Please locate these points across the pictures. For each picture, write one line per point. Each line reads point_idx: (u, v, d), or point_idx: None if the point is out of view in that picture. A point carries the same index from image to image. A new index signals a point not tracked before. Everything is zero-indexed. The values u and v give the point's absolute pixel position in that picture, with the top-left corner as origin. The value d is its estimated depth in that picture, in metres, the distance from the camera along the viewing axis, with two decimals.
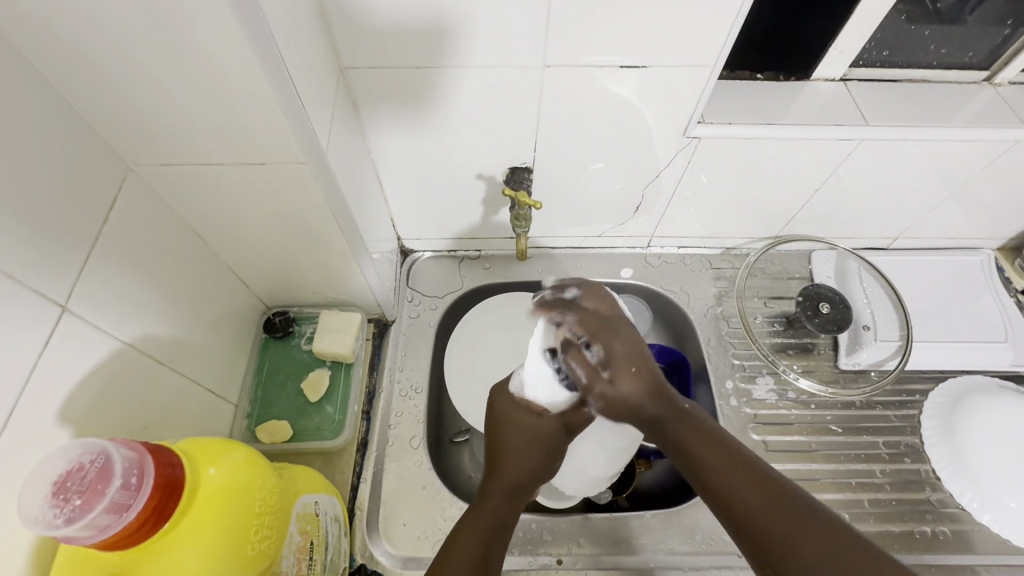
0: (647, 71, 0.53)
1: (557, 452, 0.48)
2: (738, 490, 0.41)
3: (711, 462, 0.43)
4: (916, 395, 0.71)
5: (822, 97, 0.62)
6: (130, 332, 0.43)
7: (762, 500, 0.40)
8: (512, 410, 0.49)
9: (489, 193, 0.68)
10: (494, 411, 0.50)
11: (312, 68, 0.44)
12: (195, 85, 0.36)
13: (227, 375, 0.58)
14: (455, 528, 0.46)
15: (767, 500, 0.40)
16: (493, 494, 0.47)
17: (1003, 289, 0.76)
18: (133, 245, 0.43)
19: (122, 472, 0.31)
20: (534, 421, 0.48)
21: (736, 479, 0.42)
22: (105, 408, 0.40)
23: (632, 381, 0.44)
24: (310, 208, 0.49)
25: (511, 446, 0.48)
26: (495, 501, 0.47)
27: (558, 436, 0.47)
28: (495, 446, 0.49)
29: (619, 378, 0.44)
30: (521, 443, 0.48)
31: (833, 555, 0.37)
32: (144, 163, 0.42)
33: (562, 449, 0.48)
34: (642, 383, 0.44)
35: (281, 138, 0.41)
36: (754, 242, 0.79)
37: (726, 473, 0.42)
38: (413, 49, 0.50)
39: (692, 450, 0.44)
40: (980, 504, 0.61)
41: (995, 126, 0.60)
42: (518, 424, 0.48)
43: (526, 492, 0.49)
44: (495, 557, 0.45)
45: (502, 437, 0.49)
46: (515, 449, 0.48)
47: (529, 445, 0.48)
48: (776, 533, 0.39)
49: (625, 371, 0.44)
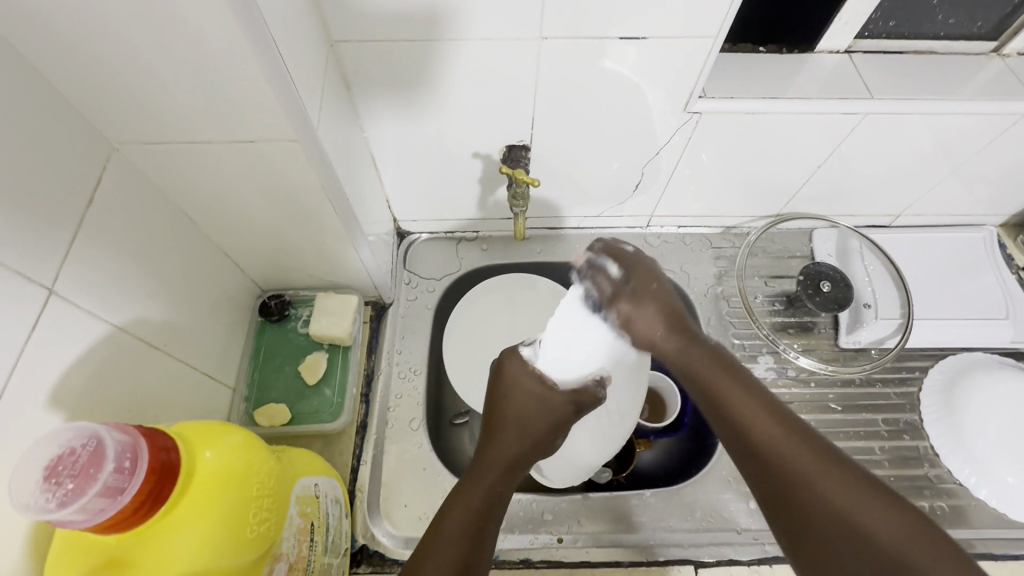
0: (649, 43, 0.51)
1: (561, 428, 0.47)
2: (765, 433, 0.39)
3: (746, 416, 0.40)
4: (916, 372, 0.70)
5: (826, 70, 0.61)
6: (121, 315, 0.42)
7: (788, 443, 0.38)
8: (521, 377, 0.48)
9: (485, 172, 0.67)
10: (498, 377, 0.49)
11: (301, 41, 0.42)
12: (176, 55, 0.35)
13: (224, 359, 0.58)
14: (447, 503, 0.42)
15: (797, 446, 0.38)
16: (489, 463, 0.45)
17: (1006, 266, 0.75)
18: (121, 224, 0.42)
19: (114, 456, 0.30)
20: (541, 393, 0.47)
21: (773, 437, 0.38)
22: (98, 394, 0.39)
23: (646, 323, 0.46)
24: (301, 187, 0.47)
25: (513, 415, 0.47)
26: (492, 470, 0.44)
27: (565, 411, 0.47)
28: (496, 415, 0.48)
29: (632, 325, 0.46)
30: (525, 410, 0.47)
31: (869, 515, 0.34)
32: (128, 141, 0.41)
33: (568, 426, 0.48)
34: (658, 317, 0.46)
35: (269, 115, 0.39)
36: (756, 221, 0.78)
37: (755, 423, 0.39)
38: (406, 23, 0.48)
39: (722, 397, 0.42)
40: (978, 479, 0.61)
41: (1003, 98, 0.58)
42: (524, 393, 0.47)
43: (522, 468, 0.46)
44: (492, 524, 0.42)
45: (506, 404, 0.47)
46: (518, 416, 0.46)
47: (533, 415, 0.47)
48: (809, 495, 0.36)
49: (646, 301, 0.46)
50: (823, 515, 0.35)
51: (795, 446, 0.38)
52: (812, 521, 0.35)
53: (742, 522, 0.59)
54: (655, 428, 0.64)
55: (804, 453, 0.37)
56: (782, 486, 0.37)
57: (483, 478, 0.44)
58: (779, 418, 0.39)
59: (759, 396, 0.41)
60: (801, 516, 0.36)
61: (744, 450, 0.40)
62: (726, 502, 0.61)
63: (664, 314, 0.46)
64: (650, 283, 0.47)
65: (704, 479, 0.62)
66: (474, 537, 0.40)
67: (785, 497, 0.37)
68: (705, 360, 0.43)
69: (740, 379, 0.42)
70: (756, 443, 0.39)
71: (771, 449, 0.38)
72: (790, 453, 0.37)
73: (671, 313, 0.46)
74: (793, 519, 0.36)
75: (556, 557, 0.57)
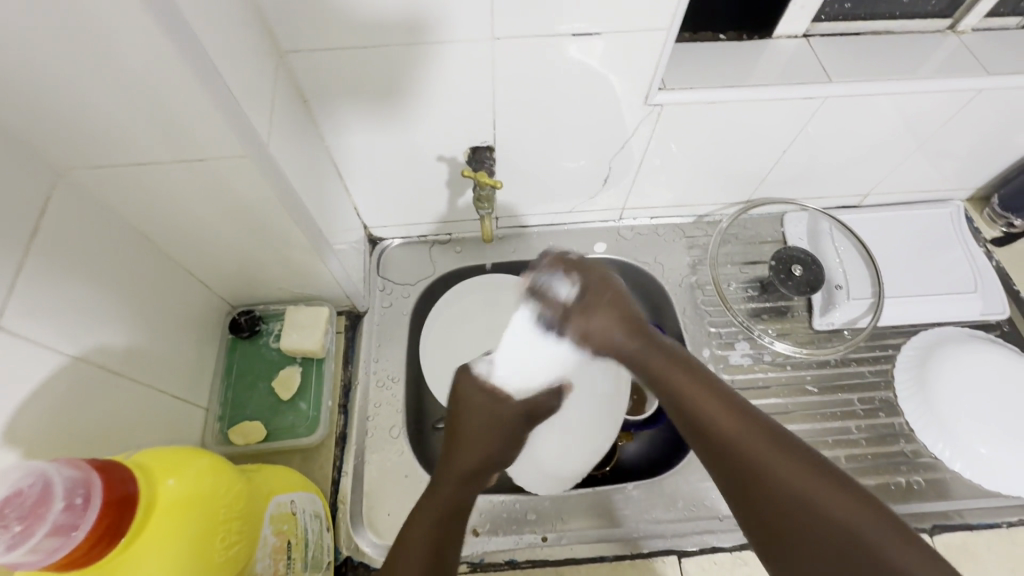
0: (607, 37, 0.51)
1: (516, 440, 0.47)
2: (718, 424, 0.38)
3: (699, 406, 0.39)
4: (890, 350, 0.71)
5: (785, 55, 0.61)
6: (77, 345, 0.41)
7: (736, 428, 0.37)
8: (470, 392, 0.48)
9: (452, 174, 0.66)
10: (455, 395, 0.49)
11: (243, 53, 0.41)
12: (108, 73, 0.34)
13: (195, 379, 0.57)
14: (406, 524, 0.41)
15: (752, 435, 0.37)
16: (445, 475, 0.45)
17: (973, 239, 0.76)
18: (74, 252, 0.41)
19: (65, 494, 0.29)
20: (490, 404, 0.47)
21: (725, 424, 0.38)
22: (60, 426, 0.39)
23: (601, 316, 0.43)
24: (259, 203, 0.47)
25: (468, 430, 0.46)
26: (449, 481, 0.44)
27: (516, 425, 0.47)
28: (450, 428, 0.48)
29: (592, 314, 0.43)
30: (476, 432, 0.46)
31: (823, 498, 0.34)
32: (74, 166, 0.40)
33: (521, 438, 0.48)
34: (613, 318, 0.43)
35: (215, 131, 0.39)
36: (727, 208, 0.78)
37: (711, 413, 0.39)
38: (357, 30, 0.47)
39: (680, 389, 0.40)
40: (951, 453, 0.62)
41: (959, 74, 0.59)
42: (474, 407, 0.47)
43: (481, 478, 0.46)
44: (455, 533, 0.42)
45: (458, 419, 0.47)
46: (472, 432, 0.46)
47: (489, 435, 0.46)
48: (758, 481, 0.36)
49: (600, 311, 0.43)
50: (790, 512, 0.34)
51: (743, 431, 0.37)
52: (766, 509, 0.35)
53: (724, 509, 0.60)
54: (635, 420, 0.65)
55: (762, 444, 0.37)
56: (755, 491, 0.36)
57: (446, 495, 0.43)
58: (749, 419, 0.38)
59: (719, 394, 0.39)
60: (761, 504, 0.35)
61: (705, 443, 0.39)
62: (707, 490, 0.61)
63: (626, 332, 0.42)
64: (600, 295, 0.43)
65: (685, 469, 0.62)
66: (434, 547, 0.40)
67: (749, 497, 0.36)
68: (666, 367, 0.41)
69: (703, 382, 0.40)
70: (735, 456, 0.37)
71: (746, 457, 0.36)
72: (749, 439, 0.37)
73: (627, 313, 0.43)
74: (763, 518, 0.35)
75: (541, 556, 0.57)
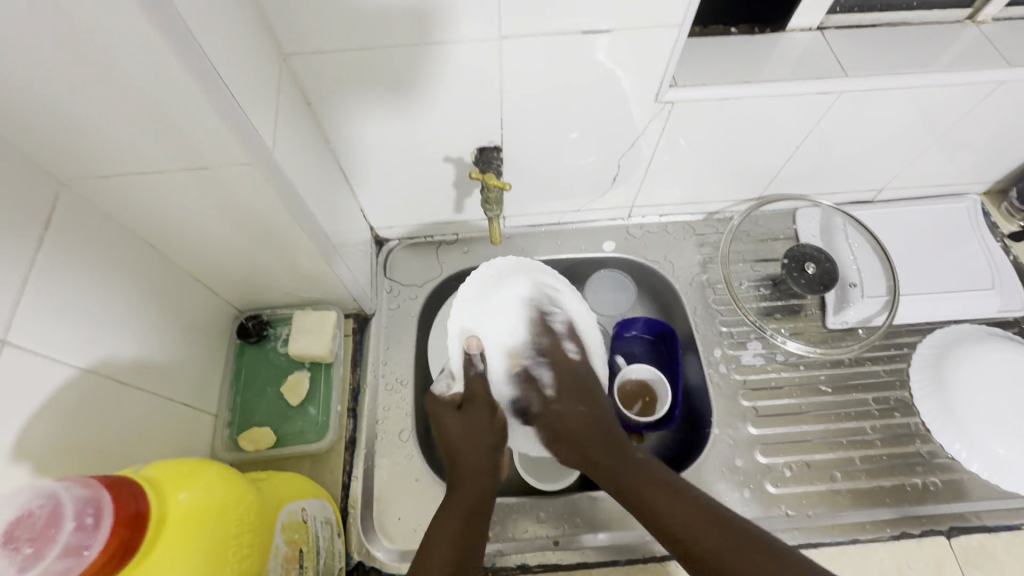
0: (617, 34, 0.50)
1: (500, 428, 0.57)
2: (642, 492, 0.50)
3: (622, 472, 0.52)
4: (905, 348, 0.70)
5: (798, 49, 0.59)
6: (85, 356, 0.41)
7: (664, 499, 0.49)
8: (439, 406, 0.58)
9: (459, 174, 0.65)
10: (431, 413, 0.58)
11: (246, 58, 0.40)
12: (109, 81, 0.33)
13: (204, 386, 0.57)
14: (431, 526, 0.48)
15: (682, 510, 0.48)
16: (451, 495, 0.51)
17: (990, 233, 0.75)
18: (79, 263, 0.41)
19: (74, 515, 0.29)
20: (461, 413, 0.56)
21: (650, 494, 0.50)
22: (69, 439, 0.38)
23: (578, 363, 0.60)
24: (264, 209, 0.46)
25: (456, 442, 0.55)
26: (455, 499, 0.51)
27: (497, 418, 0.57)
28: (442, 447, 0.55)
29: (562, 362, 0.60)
30: (476, 424, 0.56)
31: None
32: (77, 176, 0.39)
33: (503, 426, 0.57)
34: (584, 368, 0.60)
35: (219, 139, 0.38)
36: (738, 205, 0.77)
37: (638, 484, 0.51)
38: (361, 31, 0.46)
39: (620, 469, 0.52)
40: (968, 453, 0.61)
41: (979, 66, 0.57)
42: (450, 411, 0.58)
43: (487, 483, 0.53)
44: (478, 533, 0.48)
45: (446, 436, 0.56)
46: (461, 437, 0.55)
47: (479, 433, 0.55)
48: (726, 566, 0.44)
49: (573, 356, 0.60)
50: None
51: (661, 496, 0.49)
52: None
53: None
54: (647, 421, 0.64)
55: (707, 529, 0.46)
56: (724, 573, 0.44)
57: (461, 502, 0.50)
58: (689, 504, 0.48)
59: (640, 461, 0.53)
60: None
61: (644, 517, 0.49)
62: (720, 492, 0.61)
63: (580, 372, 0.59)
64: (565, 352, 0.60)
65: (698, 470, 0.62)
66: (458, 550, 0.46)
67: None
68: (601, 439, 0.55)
69: (636, 465, 0.52)
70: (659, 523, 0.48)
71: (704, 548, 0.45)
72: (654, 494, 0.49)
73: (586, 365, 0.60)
74: None
75: (554, 560, 0.57)
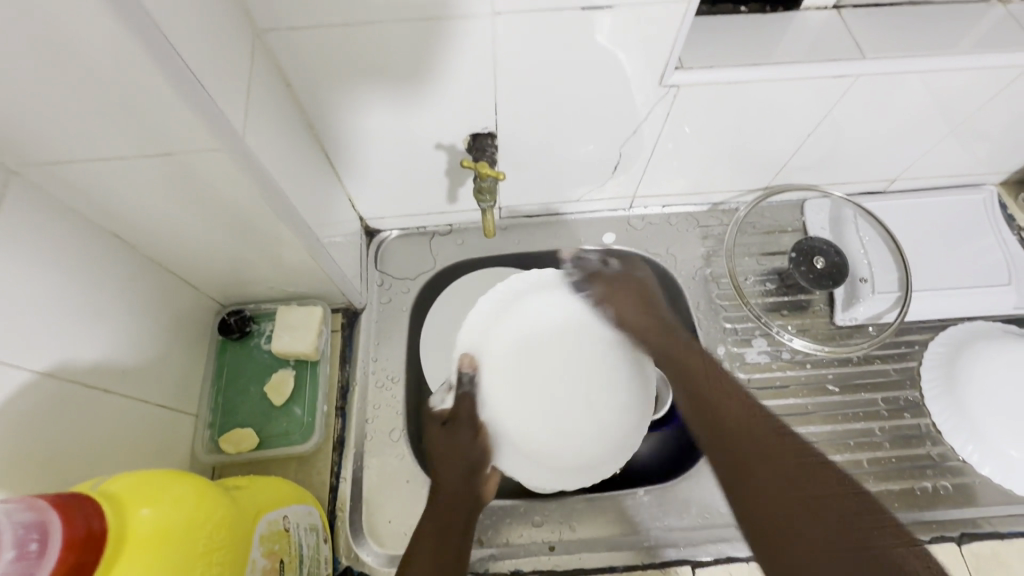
0: (618, 11, 0.46)
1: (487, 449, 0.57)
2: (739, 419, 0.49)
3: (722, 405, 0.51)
4: (916, 346, 0.68)
5: (812, 29, 0.56)
6: (45, 359, 0.38)
7: (734, 429, 0.48)
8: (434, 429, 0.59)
9: (452, 163, 0.62)
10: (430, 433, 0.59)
11: (215, 34, 0.37)
12: (52, 58, 0.29)
13: (183, 384, 0.54)
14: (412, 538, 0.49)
15: (746, 435, 0.47)
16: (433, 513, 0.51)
17: (1006, 226, 0.72)
18: (35, 259, 0.38)
19: (14, 541, 0.26)
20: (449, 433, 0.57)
21: (743, 423, 0.49)
22: (27, 449, 0.36)
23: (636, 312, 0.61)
24: (239, 199, 0.43)
25: (444, 464, 0.55)
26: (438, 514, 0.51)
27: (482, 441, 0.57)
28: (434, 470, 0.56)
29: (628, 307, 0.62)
30: (461, 443, 0.57)
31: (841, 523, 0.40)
32: (29, 165, 0.36)
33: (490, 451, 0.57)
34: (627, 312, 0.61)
35: (182, 124, 0.35)
36: (745, 195, 0.74)
37: (747, 419, 0.49)
38: (342, 5, 0.43)
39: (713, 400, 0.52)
40: (981, 457, 0.58)
41: (1005, 49, 0.53)
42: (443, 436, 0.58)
43: (468, 502, 0.53)
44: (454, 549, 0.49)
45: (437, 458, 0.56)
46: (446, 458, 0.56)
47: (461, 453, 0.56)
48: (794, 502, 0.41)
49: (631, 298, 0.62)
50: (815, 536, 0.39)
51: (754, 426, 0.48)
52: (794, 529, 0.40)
53: None
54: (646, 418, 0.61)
55: (763, 463, 0.45)
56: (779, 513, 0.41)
57: (437, 514, 0.51)
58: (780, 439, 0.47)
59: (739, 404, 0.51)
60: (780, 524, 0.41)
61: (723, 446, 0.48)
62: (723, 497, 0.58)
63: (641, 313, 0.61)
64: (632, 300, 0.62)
65: (700, 473, 0.59)
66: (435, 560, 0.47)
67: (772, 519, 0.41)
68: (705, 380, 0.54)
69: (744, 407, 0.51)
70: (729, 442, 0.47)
71: (768, 478, 0.43)
72: (746, 445, 0.46)
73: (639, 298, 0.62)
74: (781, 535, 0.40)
75: (548, 566, 0.55)
